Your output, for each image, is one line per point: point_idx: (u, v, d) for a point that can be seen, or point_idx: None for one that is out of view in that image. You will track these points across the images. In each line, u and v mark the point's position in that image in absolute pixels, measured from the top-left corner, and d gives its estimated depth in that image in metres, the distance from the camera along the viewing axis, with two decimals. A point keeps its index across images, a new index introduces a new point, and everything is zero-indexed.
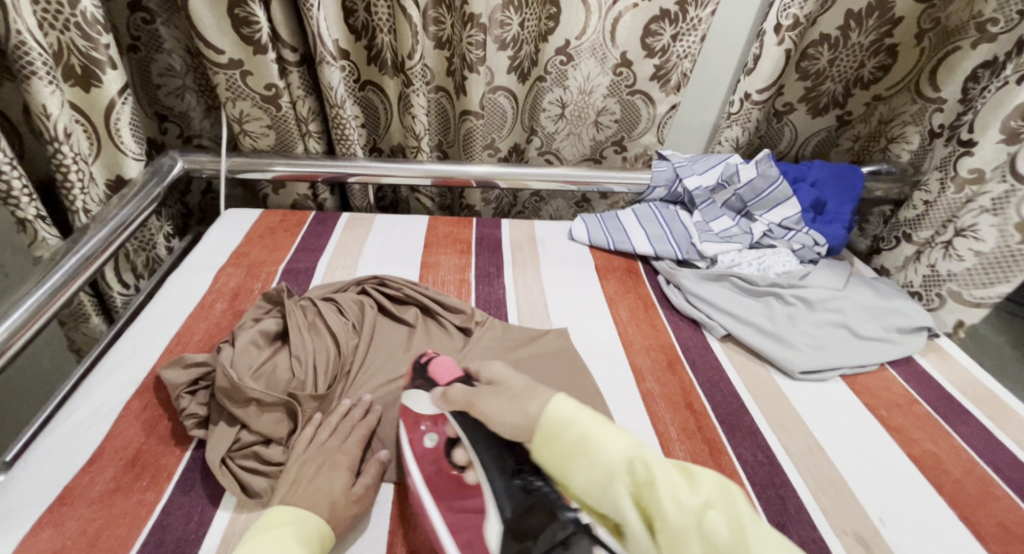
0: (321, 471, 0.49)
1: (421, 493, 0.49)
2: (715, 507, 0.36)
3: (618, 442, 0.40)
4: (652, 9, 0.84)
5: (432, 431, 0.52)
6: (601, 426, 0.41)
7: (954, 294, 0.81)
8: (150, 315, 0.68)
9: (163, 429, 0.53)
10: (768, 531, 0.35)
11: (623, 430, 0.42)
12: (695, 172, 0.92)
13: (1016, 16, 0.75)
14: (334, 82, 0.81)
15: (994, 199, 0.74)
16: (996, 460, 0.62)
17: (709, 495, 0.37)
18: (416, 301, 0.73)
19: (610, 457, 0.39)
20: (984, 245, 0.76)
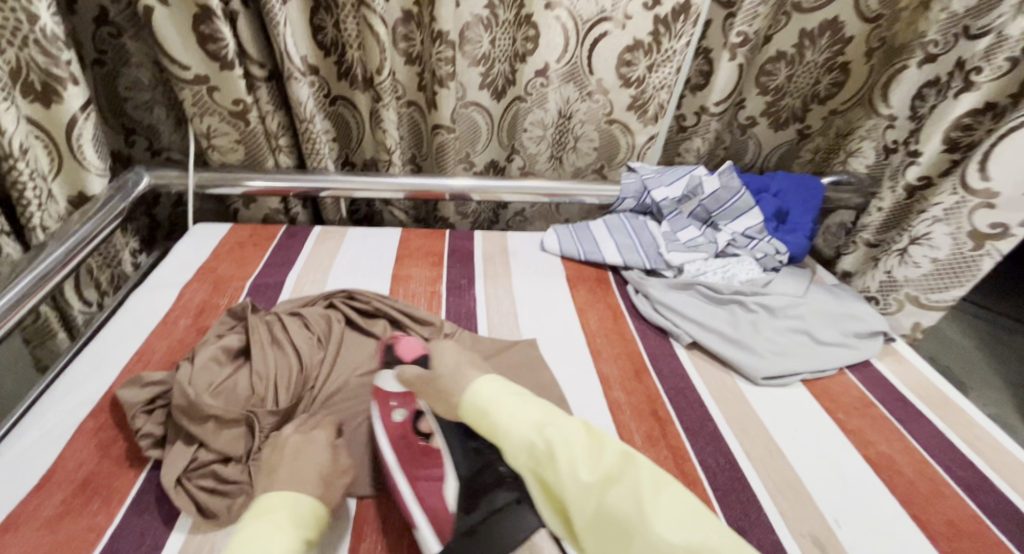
0: (300, 448, 0.49)
1: (389, 462, 0.49)
2: (619, 480, 0.37)
3: (528, 420, 0.41)
4: (624, 38, 0.86)
5: (400, 407, 0.52)
6: (515, 405, 0.43)
7: (913, 298, 0.84)
8: (110, 333, 0.66)
9: (117, 450, 0.52)
10: (665, 495, 0.36)
11: (535, 405, 0.43)
12: (662, 184, 0.93)
13: (952, 38, 0.79)
14: (303, 96, 0.81)
15: (946, 209, 0.76)
16: (948, 459, 0.64)
17: (612, 469, 0.38)
18: (384, 313, 0.73)
19: (519, 438, 0.41)
20: (939, 252, 0.78)
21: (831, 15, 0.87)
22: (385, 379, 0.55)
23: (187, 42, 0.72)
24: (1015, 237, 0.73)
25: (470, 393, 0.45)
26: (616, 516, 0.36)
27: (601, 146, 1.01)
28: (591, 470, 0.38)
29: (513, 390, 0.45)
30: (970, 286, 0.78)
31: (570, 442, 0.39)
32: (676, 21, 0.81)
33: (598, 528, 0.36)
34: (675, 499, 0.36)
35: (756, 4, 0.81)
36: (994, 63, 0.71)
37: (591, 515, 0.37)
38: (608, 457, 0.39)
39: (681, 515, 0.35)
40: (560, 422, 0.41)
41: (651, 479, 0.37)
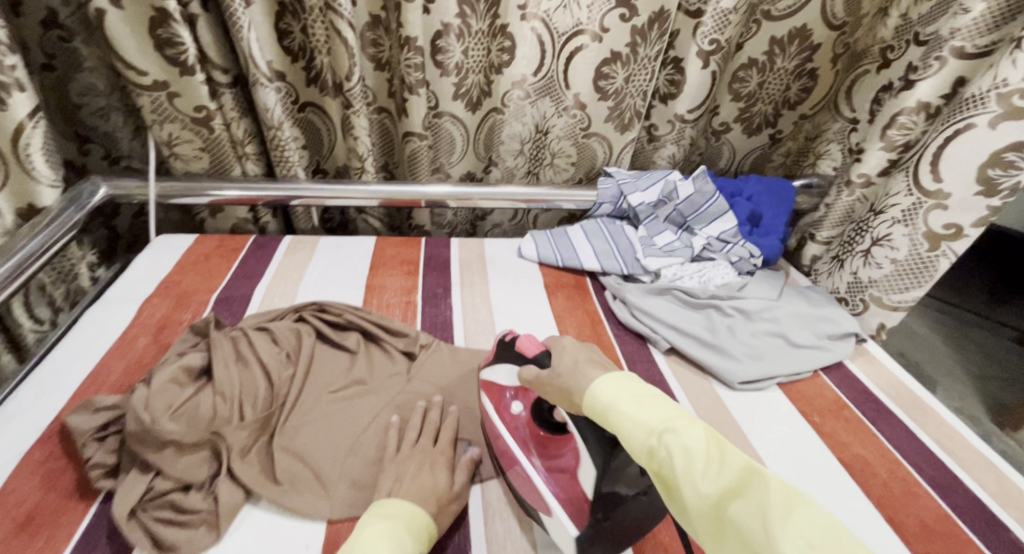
0: (421, 467, 0.51)
1: (511, 448, 0.54)
2: (745, 493, 0.30)
3: (645, 422, 0.36)
4: (602, 51, 0.84)
5: (517, 399, 0.58)
6: (631, 406, 0.38)
7: (875, 299, 0.84)
8: (61, 354, 0.63)
9: (66, 482, 0.49)
10: (807, 526, 0.27)
11: (658, 404, 0.37)
12: (638, 189, 0.93)
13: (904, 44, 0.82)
14: (270, 103, 0.79)
15: (903, 211, 0.77)
16: (919, 459, 0.64)
17: (737, 482, 0.31)
18: (357, 326, 0.70)
19: (634, 441, 0.36)
20: (898, 252, 0.79)
21: (800, 23, 0.88)
22: (502, 370, 0.59)
23: (143, 47, 0.69)
24: (969, 237, 0.74)
25: (592, 387, 0.42)
26: (740, 534, 0.29)
27: (581, 163, 1.01)
28: (711, 481, 0.31)
29: (636, 389, 0.39)
30: (929, 287, 0.79)
31: (689, 447, 0.33)
32: (651, 30, 0.82)
33: (724, 547, 0.30)
34: (822, 523, 0.28)
35: (726, 12, 0.81)
36: (930, 63, 0.74)
37: (712, 531, 0.31)
38: (735, 465, 0.31)
39: (824, 538, 0.27)
40: (682, 424, 0.35)
41: (789, 496, 0.29)
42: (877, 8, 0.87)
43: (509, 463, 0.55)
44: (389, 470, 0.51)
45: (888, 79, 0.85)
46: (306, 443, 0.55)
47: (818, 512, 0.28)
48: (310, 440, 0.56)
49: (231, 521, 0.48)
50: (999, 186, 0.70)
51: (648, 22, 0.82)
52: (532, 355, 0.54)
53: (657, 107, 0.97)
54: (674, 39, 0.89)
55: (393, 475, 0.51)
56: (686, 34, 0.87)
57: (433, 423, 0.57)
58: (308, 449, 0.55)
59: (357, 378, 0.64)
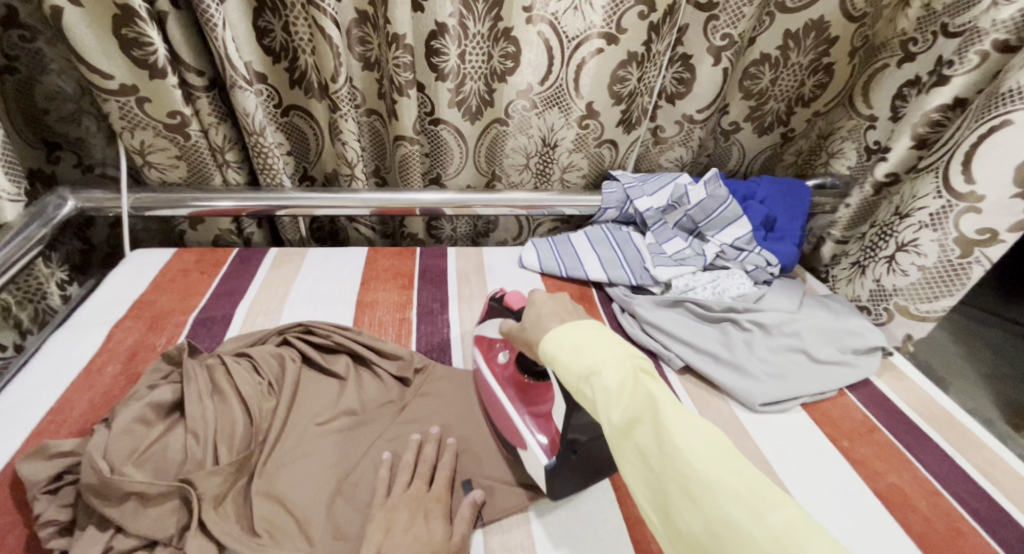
0: (416, 517, 0.47)
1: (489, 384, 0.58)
2: (645, 420, 0.34)
3: (575, 367, 0.38)
4: (618, 54, 0.78)
5: (503, 349, 0.60)
6: (567, 352, 0.40)
7: (902, 308, 0.79)
8: (18, 387, 0.57)
9: (14, 541, 0.43)
10: (700, 450, 0.32)
11: (588, 348, 0.39)
12: (645, 193, 0.88)
13: (931, 37, 0.77)
14: (250, 107, 0.73)
15: (932, 214, 0.72)
16: (961, 489, 0.59)
17: (640, 411, 0.35)
18: (346, 348, 0.64)
19: (568, 381, 0.39)
20: (927, 260, 0.74)
21: (817, 15, 0.82)
22: (488, 323, 0.61)
23: (109, 49, 0.63)
24: (1005, 244, 0.68)
25: (544, 336, 0.42)
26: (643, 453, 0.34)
27: (590, 174, 0.95)
28: (620, 412, 0.35)
29: (580, 335, 0.40)
30: (962, 294, 0.73)
31: (605, 389, 0.36)
32: (664, 25, 0.76)
33: (630, 464, 0.35)
34: (706, 441, 0.33)
35: (741, 5, 0.76)
36: (965, 57, 0.69)
37: (619, 451, 0.35)
38: (640, 397, 0.35)
39: (706, 454, 0.32)
40: (604, 365, 0.37)
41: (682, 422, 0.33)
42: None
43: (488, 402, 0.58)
44: (381, 519, 0.46)
45: (914, 74, 0.80)
46: (288, 487, 0.50)
47: (706, 433, 0.33)
48: (293, 485, 0.50)
49: None
50: None
51: (662, 17, 0.75)
52: (514, 308, 0.57)
53: (662, 107, 0.90)
54: (682, 34, 0.82)
55: (385, 526, 0.46)
56: (696, 28, 0.81)
57: (430, 460, 0.52)
58: (292, 494, 0.49)
59: (346, 409, 0.58)
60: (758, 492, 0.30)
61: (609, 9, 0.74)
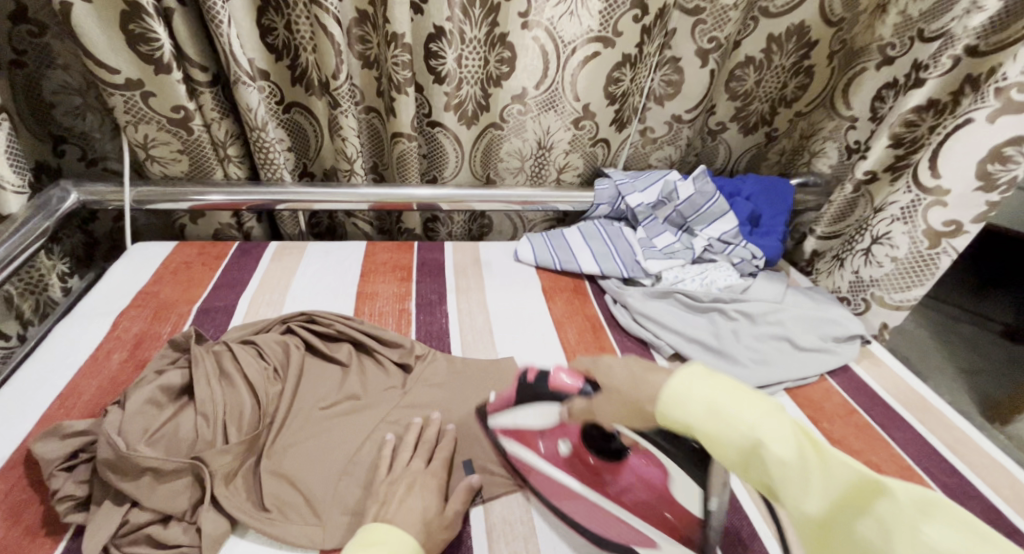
0: (413, 489, 0.48)
1: (571, 485, 0.53)
2: (857, 507, 0.30)
3: (727, 437, 0.34)
4: (613, 57, 0.81)
5: (559, 438, 0.56)
6: (704, 414, 0.35)
7: (877, 298, 0.83)
8: (28, 373, 0.58)
9: (31, 517, 0.45)
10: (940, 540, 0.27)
11: (734, 407, 0.34)
12: (636, 190, 0.91)
13: (908, 41, 0.80)
14: (253, 103, 0.74)
15: (903, 208, 0.76)
16: (932, 466, 0.62)
17: (843, 496, 0.30)
18: (348, 337, 0.66)
19: (718, 452, 0.35)
20: (899, 251, 0.78)
21: (798, 19, 0.85)
22: (535, 408, 0.58)
23: (116, 44, 0.65)
24: (969, 234, 0.72)
25: (659, 395, 0.37)
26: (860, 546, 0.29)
27: (585, 172, 0.98)
28: (815, 498, 0.31)
29: (719, 391, 0.35)
30: (931, 283, 0.77)
31: (780, 466, 0.32)
32: (656, 27, 0.80)
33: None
34: (951, 529, 0.27)
35: (726, 9, 0.80)
36: (939, 60, 0.71)
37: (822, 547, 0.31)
38: (838, 476, 0.31)
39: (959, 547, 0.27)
40: (773, 436, 0.33)
41: (913, 509, 0.28)
42: (875, 5, 0.85)
43: (574, 507, 0.52)
44: (379, 492, 0.48)
45: (892, 76, 0.84)
46: (296, 465, 0.52)
47: (945, 516, 0.28)
48: (301, 463, 0.52)
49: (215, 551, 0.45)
50: (999, 181, 0.68)
51: (653, 19, 0.79)
52: (577, 388, 0.54)
53: (651, 109, 0.93)
54: (670, 38, 0.85)
55: (382, 498, 0.47)
56: (684, 32, 0.84)
57: (430, 440, 0.54)
58: (300, 471, 0.51)
59: (349, 394, 0.60)
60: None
61: (605, 14, 0.77)
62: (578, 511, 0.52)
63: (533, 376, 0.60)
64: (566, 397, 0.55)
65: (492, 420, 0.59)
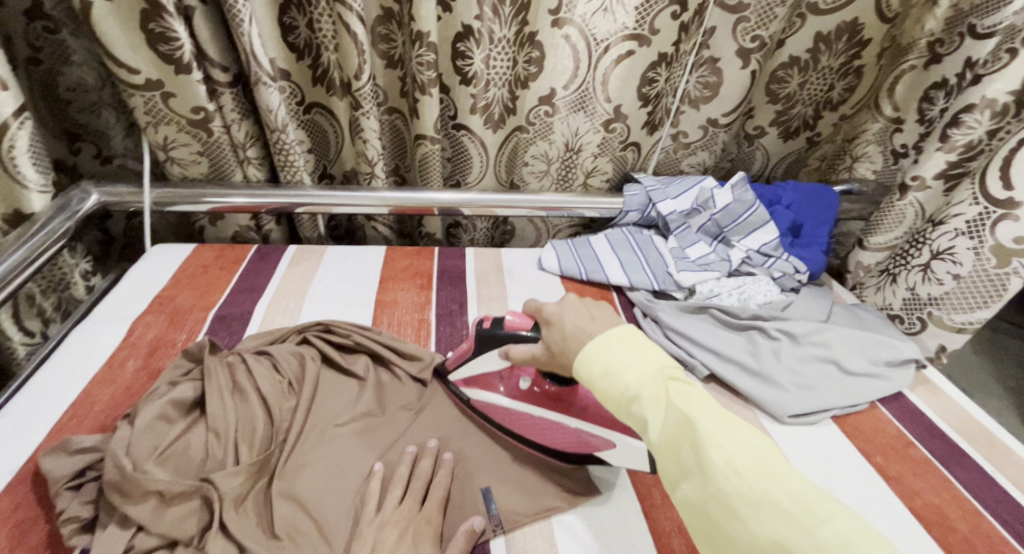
0: (404, 539, 0.45)
1: (544, 417, 0.55)
2: (686, 443, 0.35)
3: (611, 392, 0.39)
4: (648, 56, 0.78)
5: (520, 376, 0.55)
6: (600, 376, 0.40)
7: (936, 318, 0.77)
8: (40, 380, 0.57)
9: (35, 538, 0.43)
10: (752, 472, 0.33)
11: (622, 367, 0.39)
12: (669, 196, 0.87)
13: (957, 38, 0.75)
14: (273, 104, 0.72)
15: (969, 222, 0.70)
16: (1002, 511, 0.57)
17: (677, 433, 0.36)
18: (366, 348, 0.64)
19: (608, 405, 0.40)
20: (962, 269, 0.72)
21: (849, 16, 0.80)
22: (483, 358, 0.55)
23: (136, 43, 0.63)
24: None
25: (578, 354, 0.43)
26: (682, 467, 0.35)
27: (614, 177, 0.94)
28: (661, 438, 0.37)
29: (623, 350, 0.41)
30: (999, 306, 0.72)
31: (643, 412, 0.37)
32: (693, 24, 0.75)
33: (673, 478, 0.36)
34: (751, 459, 0.34)
35: (772, 5, 0.75)
36: (998, 55, 0.67)
37: (664, 471, 0.37)
38: (675, 417, 0.36)
39: (755, 472, 0.33)
40: (644, 391, 0.38)
41: (729, 447, 0.34)
42: None
43: (531, 433, 0.55)
44: (367, 535, 0.45)
45: (941, 76, 0.78)
46: (310, 489, 0.49)
47: (753, 448, 0.34)
48: (315, 487, 0.49)
49: None
50: None
51: (692, 16, 0.74)
52: (525, 326, 0.51)
53: (685, 112, 0.88)
54: (708, 37, 0.81)
55: (371, 543, 0.44)
56: (724, 31, 0.79)
57: (424, 476, 0.51)
58: (314, 497, 0.49)
59: (367, 411, 0.57)
60: (807, 507, 0.31)
61: (642, 10, 0.73)
62: (535, 435, 0.55)
63: (490, 324, 0.53)
64: (515, 339, 0.52)
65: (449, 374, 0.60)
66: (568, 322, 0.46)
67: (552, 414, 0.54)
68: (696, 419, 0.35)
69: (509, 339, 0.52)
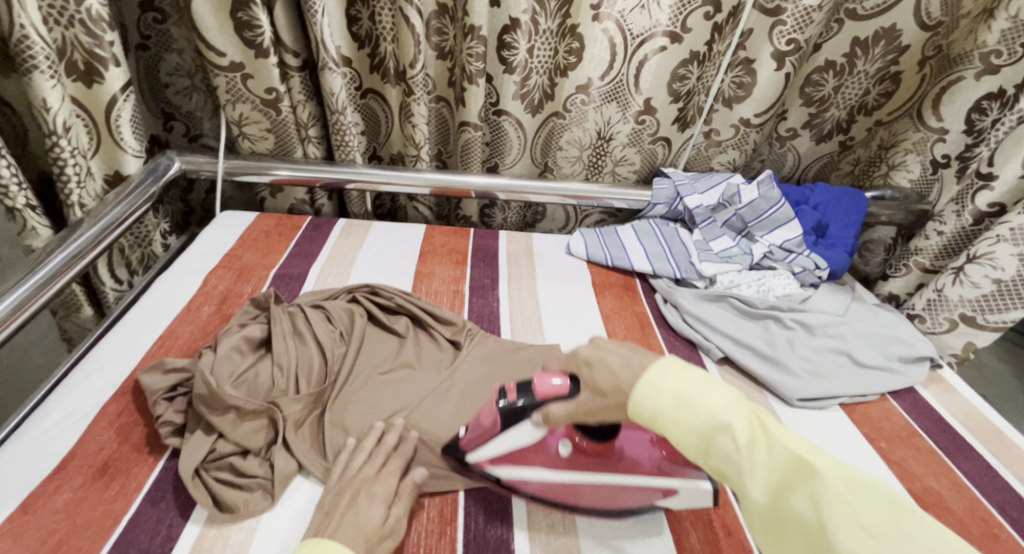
0: (355, 499, 0.46)
1: (593, 479, 0.48)
2: (798, 486, 0.32)
3: (694, 423, 0.36)
4: (680, 53, 0.83)
5: (558, 439, 0.49)
6: (673, 405, 0.37)
7: (966, 318, 0.80)
8: (134, 315, 0.66)
9: (137, 437, 0.52)
10: (873, 526, 0.30)
11: (702, 396, 0.36)
12: (696, 192, 0.92)
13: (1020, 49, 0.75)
14: (336, 87, 0.80)
15: (1013, 230, 0.72)
16: (1000, 499, 0.60)
17: (787, 476, 0.33)
18: (407, 311, 0.71)
19: (685, 442, 0.36)
20: (1002, 273, 0.74)
21: (887, 22, 0.83)
22: (514, 432, 0.48)
23: (225, 29, 0.72)
24: None
25: (633, 387, 0.39)
26: (799, 522, 0.32)
27: (642, 170, 0.99)
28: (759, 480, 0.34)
29: (696, 374, 0.38)
30: None
31: (733, 451, 0.34)
32: (727, 25, 0.81)
33: (782, 533, 0.33)
34: (877, 510, 0.31)
35: (810, 10, 0.78)
36: None
37: (759, 523, 0.34)
38: (782, 458, 0.34)
39: (882, 525, 0.30)
40: (735, 422, 0.35)
41: (847, 492, 0.31)
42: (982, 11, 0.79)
43: (581, 497, 0.50)
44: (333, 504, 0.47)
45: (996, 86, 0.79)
46: (357, 419, 0.57)
47: (873, 497, 0.31)
48: (358, 421, 0.56)
49: (285, 488, 0.50)
50: None
51: (726, 18, 0.80)
52: (561, 389, 0.45)
53: (719, 110, 0.93)
54: (745, 39, 0.85)
55: (325, 510, 0.46)
56: (761, 33, 0.83)
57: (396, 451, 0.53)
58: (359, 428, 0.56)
59: (406, 365, 0.64)
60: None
61: (676, 10, 0.79)
62: (591, 500, 0.50)
63: (514, 396, 0.47)
64: (552, 402, 0.45)
65: (471, 456, 0.51)
66: (611, 357, 0.41)
67: (599, 475, 0.48)
68: (806, 457, 0.33)
69: (541, 406, 0.46)
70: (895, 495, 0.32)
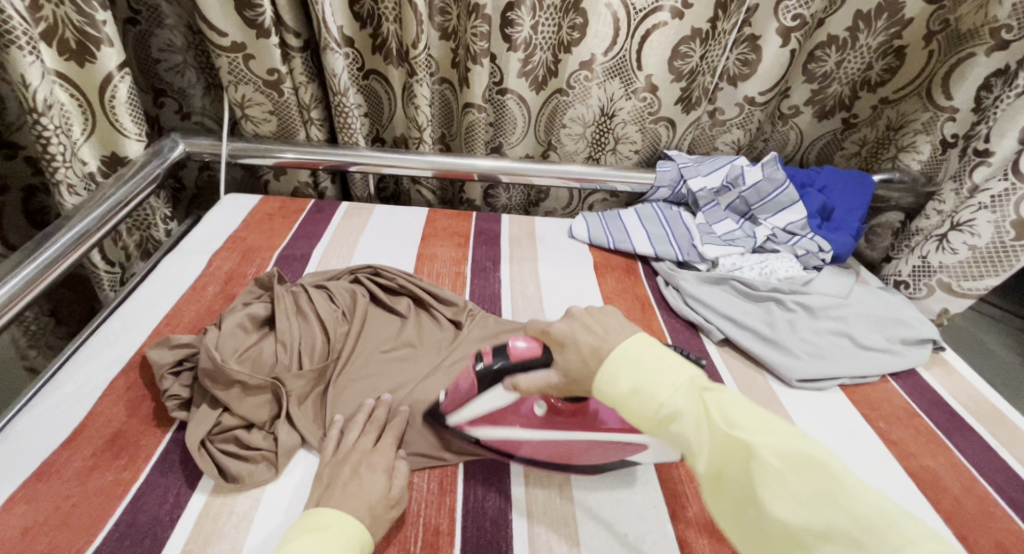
0: (356, 473, 0.47)
1: (570, 436, 0.51)
2: (735, 463, 0.34)
3: (645, 411, 0.37)
4: (682, 30, 0.82)
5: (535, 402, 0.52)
6: (629, 396, 0.38)
7: (943, 285, 0.81)
8: (141, 293, 0.68)
9: (146, 409, 0.54)
10: (799, 495, 0.32)
11: (652, 386, 0.37)
12: (700, 174, 0.92)
13: None
14: (338, 69, 0.80)
15: (994, 197, 0.74)
16: (999, 479, 0.61)
17: (727, 453, 0.35)
18: (408, 291, 0.72)
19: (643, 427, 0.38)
20: (979, 240, 0.76)
21: None
22: (489, 395, 0.49)
23: (225, 6, 0.72)
24: None
25: (596, 372, 0.40)
26: (738, 494, 0.34)
27: (644, 150, 0.98)
28: (706, 458, 0.35)
29: (647, 359, 0.39)
30: (1007, 275, 0.76)
31: (685, 435, 0.36)
32: (732, 3, 0.79)
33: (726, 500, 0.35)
34: (810, 481, 0.32)
35: None
36: None
37: (710, 492, 0.37)
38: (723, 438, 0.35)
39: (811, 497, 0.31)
40: (687, 406, 0.36)
41: (780, 467, 0.32)
42: None
43: (573, 455, 0.53)
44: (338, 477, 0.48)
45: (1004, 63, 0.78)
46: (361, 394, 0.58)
47: (809, 468, 0.32)
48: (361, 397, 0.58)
49: (288, 461, 0.51)
50: None
51: None
52: (534, 355, 0.46)
53: (723, 89, 0.92)
54: (751, 14, 0.83)
55: (328, 481, 0.47)
56: (767, 9, 0.82)
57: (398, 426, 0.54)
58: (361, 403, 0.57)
59: (409, 343, 0.65)
60: (878, 531, 0.29)
61: None
62: (580, 456, 0.53)
63: (490, 360, 0.48)
64: (522, 368, 0.47)
65: (449, 419, 0.53)
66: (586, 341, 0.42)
67: (577, 433, 0.51)
68: (740, 436, 0.34)
69: (513, 370, 0.47)
70: (824, 457, 0.32)
